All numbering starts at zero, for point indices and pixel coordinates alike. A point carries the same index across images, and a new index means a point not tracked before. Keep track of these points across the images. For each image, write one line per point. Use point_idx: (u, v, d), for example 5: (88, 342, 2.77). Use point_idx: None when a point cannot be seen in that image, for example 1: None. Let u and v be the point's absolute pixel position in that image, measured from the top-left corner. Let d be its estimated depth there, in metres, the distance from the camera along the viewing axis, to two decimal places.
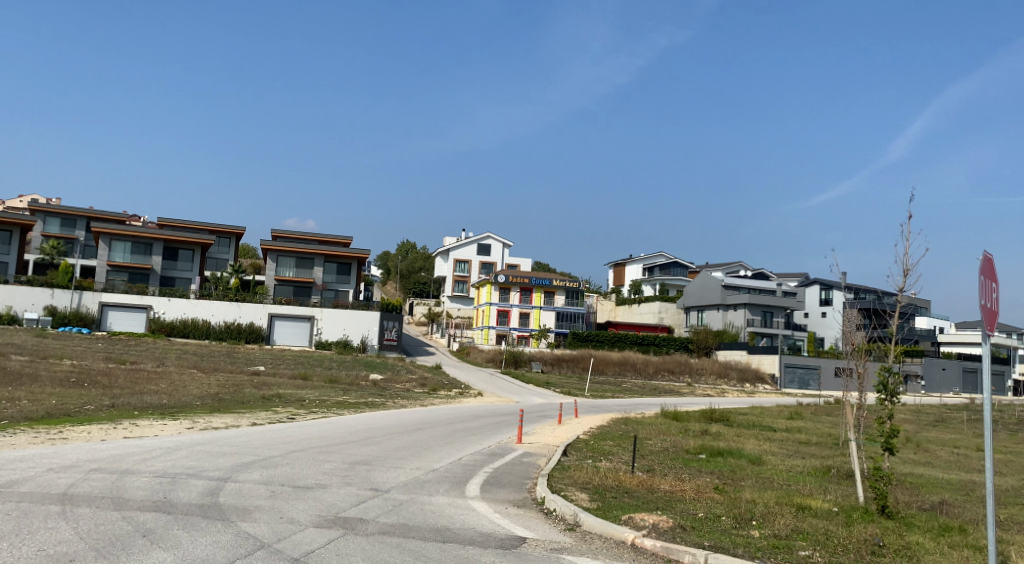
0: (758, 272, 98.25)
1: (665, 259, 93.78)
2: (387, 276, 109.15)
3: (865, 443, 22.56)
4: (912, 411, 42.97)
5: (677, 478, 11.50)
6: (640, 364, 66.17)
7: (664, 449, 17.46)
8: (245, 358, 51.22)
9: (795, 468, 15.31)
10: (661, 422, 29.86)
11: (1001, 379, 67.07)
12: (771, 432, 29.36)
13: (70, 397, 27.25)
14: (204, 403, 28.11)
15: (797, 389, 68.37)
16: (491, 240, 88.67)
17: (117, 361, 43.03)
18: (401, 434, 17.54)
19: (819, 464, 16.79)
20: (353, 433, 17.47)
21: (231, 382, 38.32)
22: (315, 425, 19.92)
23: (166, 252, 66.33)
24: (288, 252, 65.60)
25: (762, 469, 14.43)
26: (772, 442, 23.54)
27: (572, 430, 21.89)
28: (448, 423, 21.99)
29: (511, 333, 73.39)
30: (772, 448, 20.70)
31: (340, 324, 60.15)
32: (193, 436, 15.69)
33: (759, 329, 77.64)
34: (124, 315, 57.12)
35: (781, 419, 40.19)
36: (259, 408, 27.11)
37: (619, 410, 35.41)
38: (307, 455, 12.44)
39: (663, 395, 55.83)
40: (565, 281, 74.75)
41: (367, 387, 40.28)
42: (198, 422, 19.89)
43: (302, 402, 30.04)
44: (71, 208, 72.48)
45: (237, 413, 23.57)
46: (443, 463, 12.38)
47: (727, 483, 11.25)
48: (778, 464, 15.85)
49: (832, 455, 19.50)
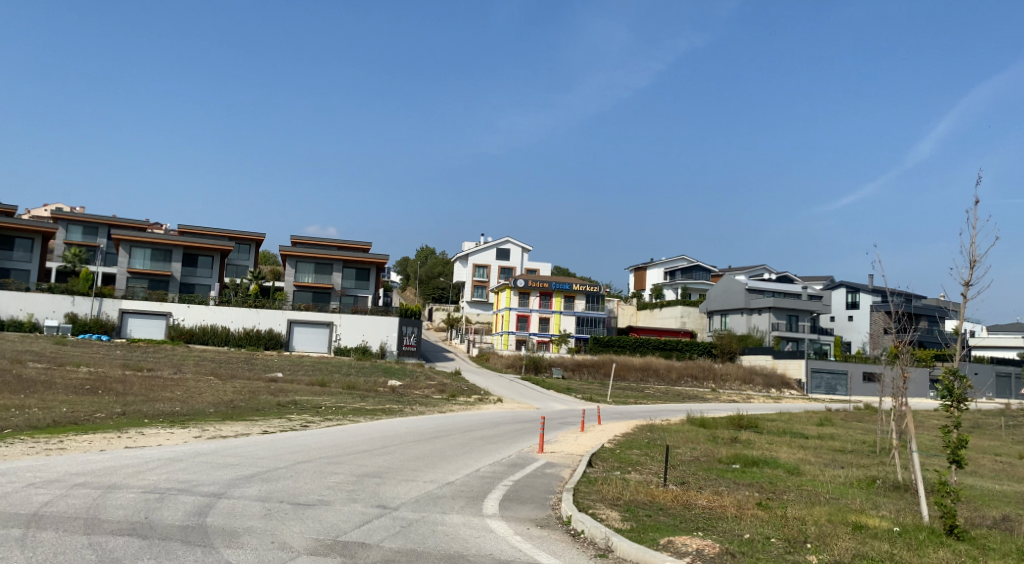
0: (782, 276, 96.84)
1: (687, 263, 92.56)
2: (406, 282, 108.59)
3: (905, 451, 21.48)
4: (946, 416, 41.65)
5: (716, 492, 10.57)
6: (662, 370, 65.05)
7: (694, 458, 16.49)
8: (263, 364, 50.62)
9: (836, 479, 14.33)
10: (686, 429, 28.83)
11: None
12: (803, 439, 28.27)
13: (81, 404, 26.60)
14: (218, 410, 27.40)
15: (824, 395, 66.96)
16: (510, 245, 87.80)
17: (134, 368, 42.50)
18: (417, 443, 16.70)
19: (861, 474, 15.79)
20: (367, 442, 16.62)
21: (247, 388, 37.64)
22: (328, 433, 19.10)
23: (186, 259, 65.99)
24: (307, 258, 65.13)
25: (802, 480, 13.49)
26: (805, 450, 22.53)
27: (594, 437, 20.91)
28: (466, 430, 21.13)
29: (530, 339, 72.46)
30: (807, 456, 19.71)
31: (359, 330, 59.47)
32: (198, 445, 14.90)
33: (783, 333, 76.38)
34: (145, 322, 56.74)
35: (810, 425, 39.01)
36: (273, 414, 26.36)
37: (643, 417, 34.42)
38: (314, 467, 11.63)
39: (687, 401, 54.73)
40: (585, 285, 73.67)
41: (385, 393, 39.50)
42: (207, 430, 19.14)
43: (318, 409, 29.27)
44: (93, 217, 72.36)
45: (248, 421, 22.80)
46: (459, 476, 11.49)
47: (771, 498, 10.32)
48: (816, 475, 14.84)
49: (872, 465, 18.46)
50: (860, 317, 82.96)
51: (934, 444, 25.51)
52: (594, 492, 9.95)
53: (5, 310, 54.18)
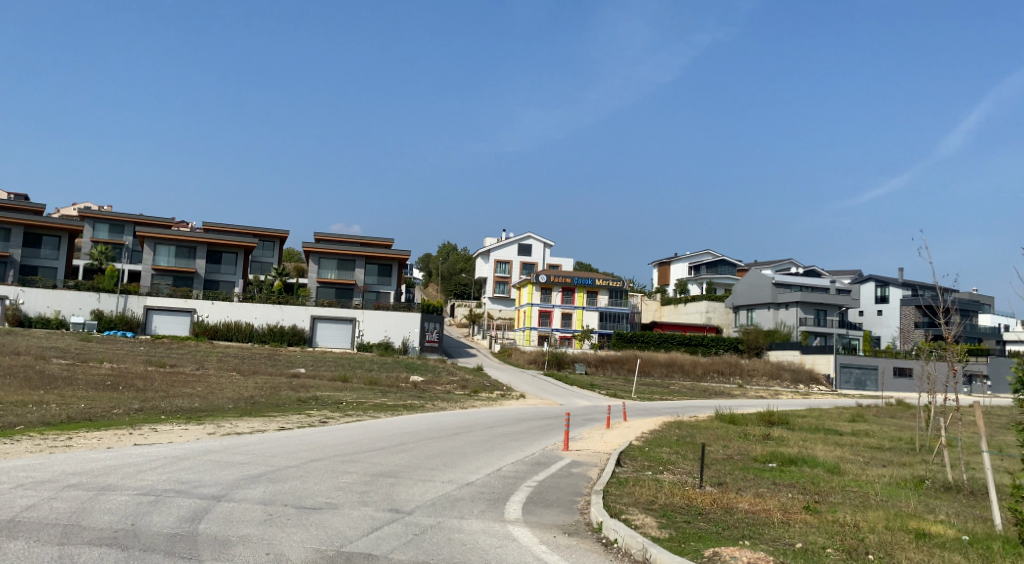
0: (809, 270, 95.48)
1: (712, 257, 91.29)
2: (429, 278, 108.06)
3: (947, 449, 20.66)
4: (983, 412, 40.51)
5: (757, 495, 9.84)
6: (688, 365, 64.09)
7: (728, 457, 15.75)
8: (285, 360, 50.26)
9: (881, 478, 13.57)
10: (715, 426, 28.01)
11: None
12: (838, 436, 27.45)
13: (99, 400, 26.11)
14: (236, 406, 26.87)
15: (853, 391, 65.72)
16: (533, 240, 86.99)
17: (157, 365, 42.20)
18: (437, 440, 16.04)
19: (906, 473, 14.98)
20: (385, 439, 15.95)
21: (268, 384, 37.23)
22: (346, 430, 18.49)
23: (210, 256, 65.82)
24: (330, 254, 64.75)
25: (845, 481, 12.72)
26: (842, 448, 21.74)
27: (621, 435, 20.13)
28: (489, 427, 20.49)
29: (554, 334, 71.72)
30: (846, 455, 18.91)
31: (382, 326, 59.02)
32: (213, 442, 14.31)
33: (811, 328, 75.20)
34: (169, 318, 56.56)
35: (842, 422, 38.02)
36: (293, 410, 25.78)
37: (670, 413, 33.60)
38: (327, 466, 10.93)
39: (713, 397, 53.84)
40: (609, 281, 72.76)
41: (407, 389, 38.92)
42: (223, 427, 18.55)
43: (338, 405, 28.67)
44: (118, 214, 72.34)
45: (266, 417, 22.23)
46: (480, 476, 10.76)
47: (820, 500, 9.57)
48: (858, 474, 14.06)
49: (913, 464, 17.63)
50: (890, 311, 81.54)
51: (975, 441, 24.62)
52: (628, 495, 9.24)
53: (32, 307, 54.19)
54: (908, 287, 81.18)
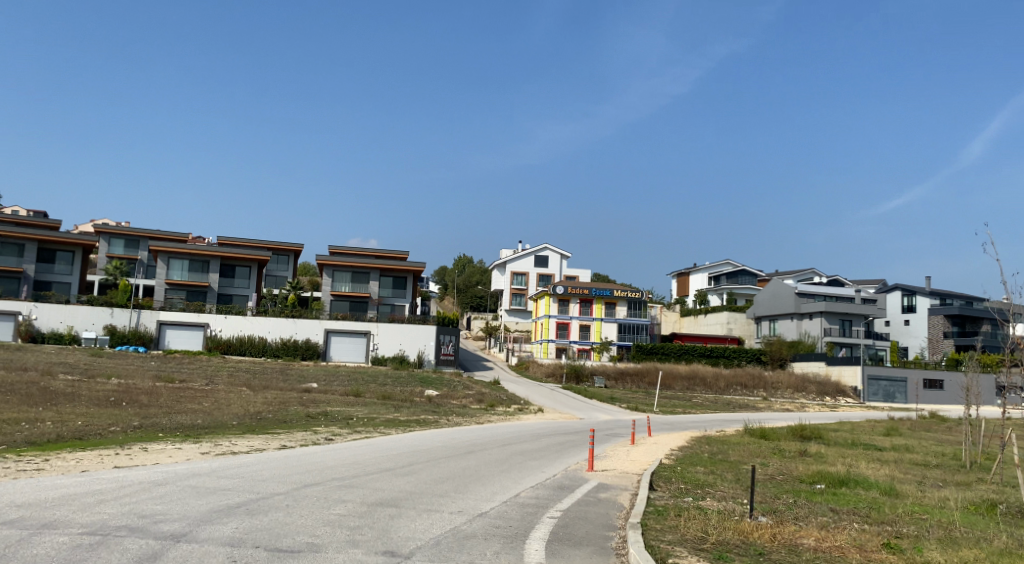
0: (831, 279, 93.81)
1: (732, 267, 89.61)
2: (445, 291, 106.82)
3: (997, 468, 19.34)
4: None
5: (821, 528, 8.48)
6: (710, 378, 62.40)
7: (771, 478, 14.44)
8: (298, 374, 49.01)
9: (946, 503, 12.22)
10: (746, 441, 26.58)
11: None
12: (878, 453, 26.19)
13: (100, 415, 24.77)
14: (242, 421, 25.46)
15: (881, 403, 63.86)
16: (549, 251, 85.61)
17: (166, 379, 40.95)
18: (449, 460, 14.65)
19: (968, 495, 13.60)
20: (391, 459, 14.55)
21: (279, 399, 35.94)
22: (351, 449, 17.11)
23: (224, 269, 64.83)
24: (344, 267, 63.62)
25: (910, 507, 11.38)
26: (884, 466, 20.38)
27: (649, 452, 18.68)
28: (505, 444, 19.09)
29: (571, 347, 70.23)
30: (894, 474, 17.55)
31: (397, 339, 57.83)
32: (203, 464, 12.94)
33: (836, 339, 73.37)
34: (183, 333, 55.51)
35: (876, 437, 36.55)
36: (300, 426, 24.37)
37: (697, 427, 32.12)
38: (324, 493, 9.63)
39: (738, 410, 52.26)
40: (627, 291, 71.23)
41: (422, 403, 37.60)
42: (221, 445, 17.19)
43: (348, 420, 27.30)
44: (134, 229, 71.41)
45: (271, 434, 20.86)
46: (495, 504, 9.40)
47: (899, 534, 8.24)
48: (919, 499, 12.64)
49: (968, 483, 16.24)
50: (917, 321, 79.63)
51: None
52: (672, 532, 7.92)
53: (44, 323, 53.23)
54: (935, 296, 79.28)
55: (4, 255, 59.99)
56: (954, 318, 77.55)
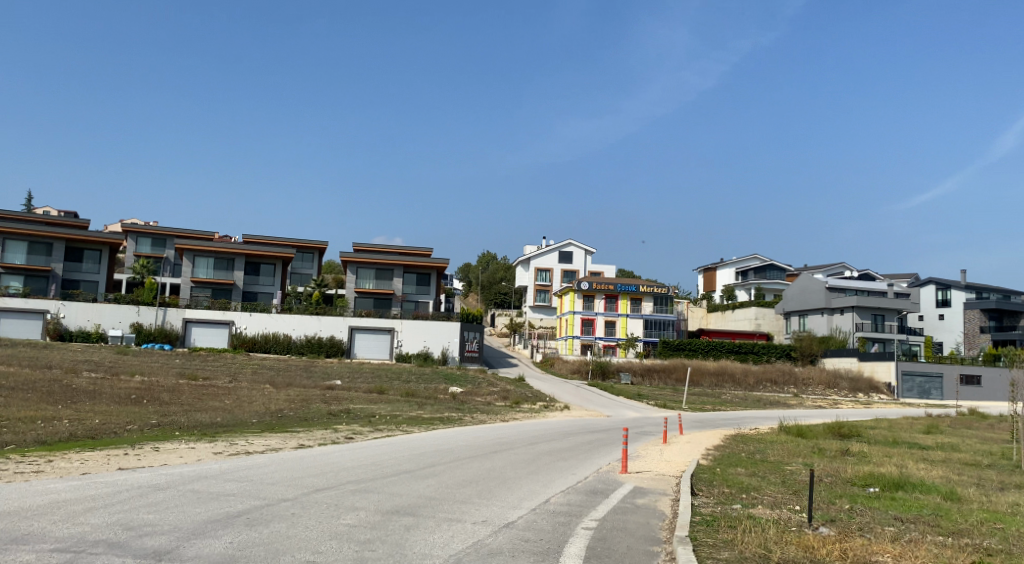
0: (863, 273, 92.13)
1: (760, 262, 88.03)
2: (469, 288, 105.91)
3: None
4: None
5: (887, 547, 7.66)
6: (739, 374, 61.10)
7: (820, 480, 13.88)
8: (322, 371, 48.39)
9: (1011, 511, 11.68)
10: (782, 440, 25.47)
11: None
12: (921, 452, 25.23)
13: (117, 412, 24.04)
14: (262, 419, 24.67)
15: (916, 399, 62.22)
16: (574, 247, 84.53)
17: (190, 377, 40.41)
18: (472, 461, 13.78)
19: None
20: (412, 459, 13.73)
21: (301, 396, 35.22)
22: (370, 448, 16.25)
23: (248, 267, 64.41)
24: (368, 264, 63.01)
25: (975, 516, 10.87)
26: (929, 467, 19.44)
27: (682, 452, 17.66)
28: (531, 443, 18.19)
29: (597, 343, 69.14)
30: (945, 478, 16.64)
31: (421, 335, 57.09)
32: (212, 464, 12.16)
33: (869, 334, 71.76)
34: (208, 331, 55.08)
35: (916, 435, 35.26)
36: (321, 424, 23.54)
37: (730, 424, 31.02)
38: (338, 498, 8.82)
39: (769, 407, 50.99)
40: (653, 287, 70.05)
41: (445, 401, 36.77)
42: (235, 445, 16.35)
43: (369, 418, 26.48)
44: (161, 228, 71.15)
45: (288, 433, 20.01)
46: (523, 512, 8.57)
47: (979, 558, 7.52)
48: (981, 506, 12.04)
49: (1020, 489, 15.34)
50: (952, 315, 77.82)
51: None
52: (728, 555, 6.93)
53: (71, 321, 53.01)
54: (971, 290, 77.36)
55: (32, 254, 59.85)
56: (990, 313, 76.10)
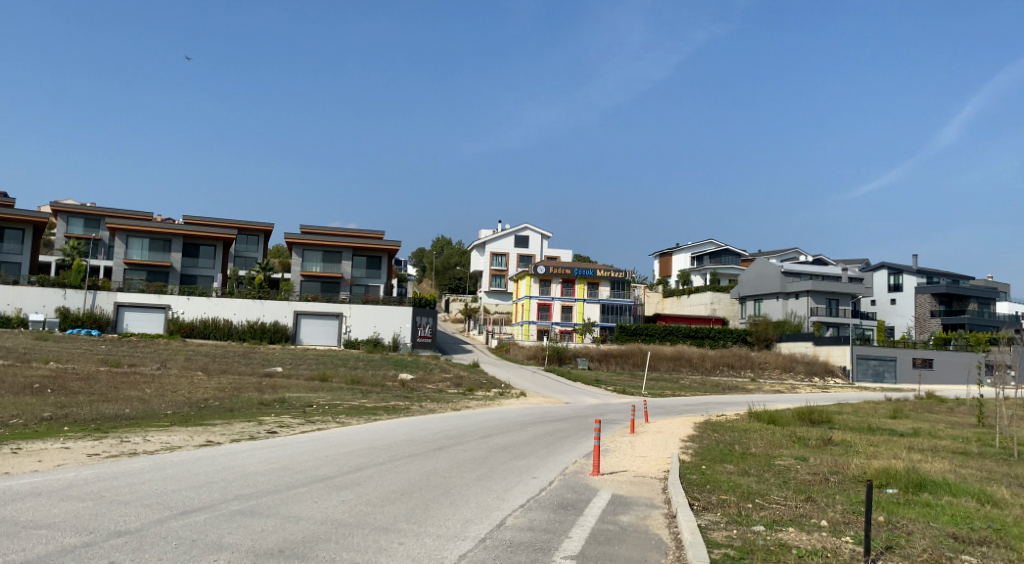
0: (816, 259, 91.39)
1: (716, 247, 86.50)
2: (423, 273, 102.92)
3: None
4: None
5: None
6: (696, 359, 59.27)
7: (825, 482, 11.69)
8: (261, 358, 45.30)
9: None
10: (756, 428, 23.33)
11: None
12: (896, 440, 23.40)
13: (9, 404, 20.78)
14: (181, 410, 21.63)
15: (871, 383, 61.00)
16: (530, 231, 82.04)
17: (112, 363, 37.07)
18: (410, 463, 11.15)
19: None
20: (332, 463, 11.04)
21: (233, 385, 32.09)
22: (293, 447, 13.45)
23: (186, 249, 60.65)
24: (314, 245, 59.78)
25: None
26: (916, 460, 17.46)
27: (658, 445, 15.30)
28: (483, 437, 15.53)
29: (553, 329, 66.81)
30: (945, 474, 14.65)
31: (370, 321, 54.16)
32: (66, 473, 9.38)
33: (824, 318, 70.50)
34: (141, 316, 51.43)
35: (886, 420, 33.54)
36: (248, 416, 20.58)
37: (696, 411, 28.97)
38: (207, 528, 6.47)
39: (728, 392, 49.22)
40: (610, 271, 68.13)
41: (393, 388, 34.10)
42: (126, 443, 13.35)
43: (305, 409, 23.61)
44: (94, 208, 66.78)
45: (203, 426, 17.07)
46: (469, 550, 6.15)
47: None
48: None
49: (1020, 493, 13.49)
50: (904, 300, 77.01)
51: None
52: None
53: None
54: (923, 275, 76.66)
55: None
56: (941, 297, 75.53)
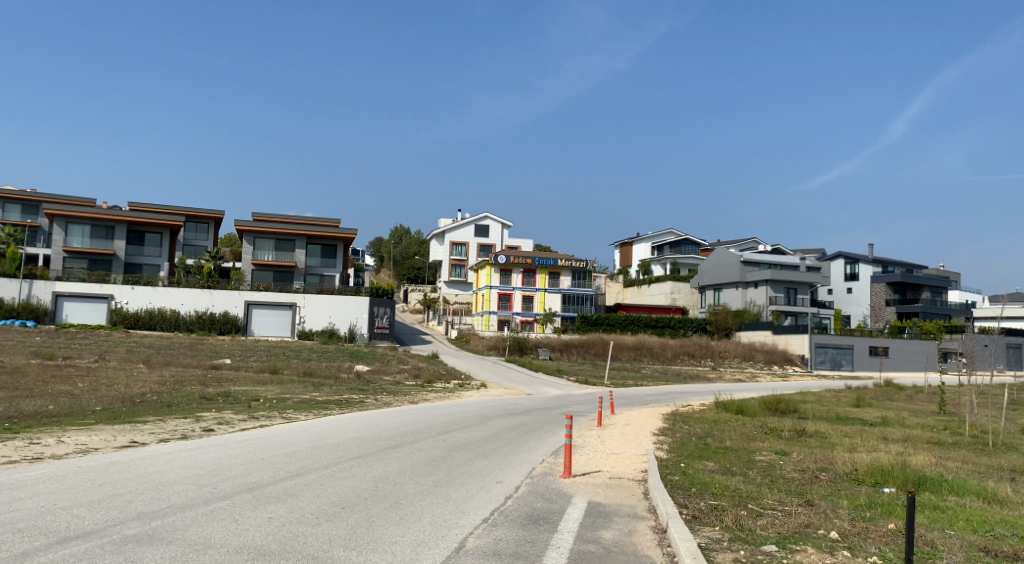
0: (774, 248, 91.39)
1: (675, 237, 85.89)
2: (381, 263, 101.13)
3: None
4: (1000, 408, 36.31)
5: None
6: (657, 348, 58.57)
7: (815, 481, 10.70)
8: (209, 350, 43.48)
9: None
10: (726, 418, 22.40)
11: None
12: (867, 430, 22.65)
13: None
14: (114, 405, 19.94)
15: (829, 371, 60.78)
16: (490, 220, 80.64)
17: (47, 356, 35.05)
18: (359, 467, 9.84)
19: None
20: (269, 467, 9.70)
21: (176, 378, 30.28)
22: (228, 448, 12.04)
23: (131, 236, 58.22)
24: (267, 234, 57.81)
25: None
26: (892, 452, 16.62)
27: (629, 440, 14.13)
28: (440, 434, 14.18)
29: (513, 319, 65.66)
30: (929, 468, 13.79)
31: (325, 311, 52.47)
32: None
33: (782, 307, 70.27)
34: (82, 306, 49.22)
35: (851, 409, 33.03)
36: (187, 412, 19.01)
37: (662, 401, 28.00)
38: None
39: (689, 381, 48.58)
40: (571, 261, 67.15)
41: (348, 381, 32.65)
42: (34, 445, 11.75)
43: (250, 402, 22.12)
44: (33, 194, 63.90)
45: (132, 424, 15.50)
46: None
47: None
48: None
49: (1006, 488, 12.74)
50: (860, 289, 77.13)
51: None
52: None
53: None
54: (878, 264, 76.89)
55: None
56: (896, 286, 75.82)
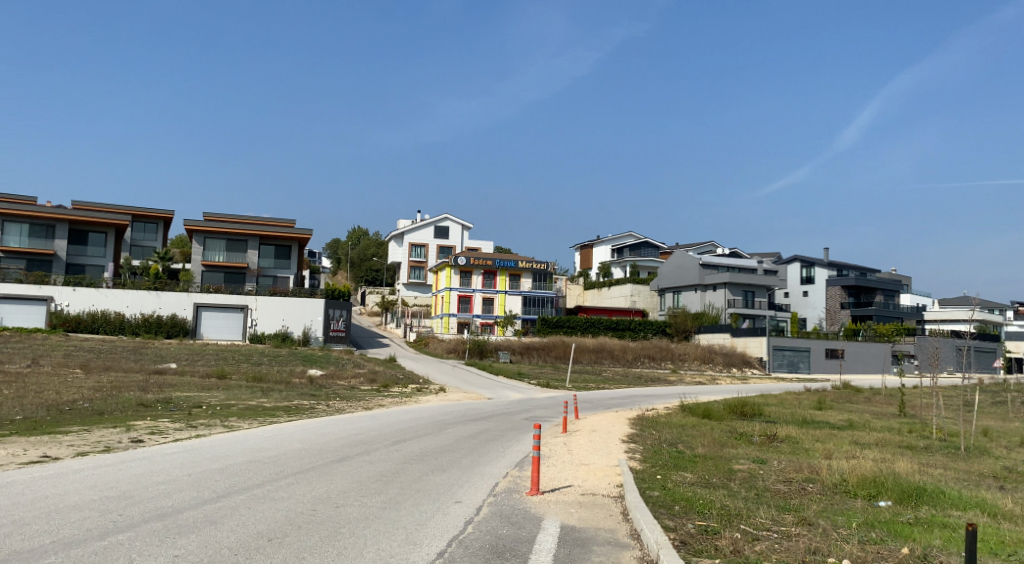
0: (732, 252, 91.43)
1: (635, 240, 85.38)
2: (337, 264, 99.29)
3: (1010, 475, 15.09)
4: (962, 411, 35.99)
5: None
6: (617, 351, 57.77)
7: (802, 494, 9.71)
8: (154, 354, 41.64)
9: None
10: (692, 422, 21.49)
11: (988, 356, 63.03)
12: (836, 435, 21.91)
13: None
14: (40, 413, 18.39)
15: (787, 373, 60.46)
16: (449, 222, 79.41)
17: None
18: (297, 486, 8.62)
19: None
20: (193, 487, 8.44)
21: (115, 384, 28.60)
22: (154, 462, 10.74)
23: (73, 236, 56.00)
24: (217, 234, 55.97)
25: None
26: (870, 457, 15.79)
27: (599, 449, 13.05)
28: (392, 443, 12.92)
29: (474, 321, 64.52)
30: (912, 476, 12.94)
31: (278, 313, 50.85)
32: None
33: (741, 310, 70.00)
34: (19, 309, 46.95)
35: (815, 412, 32.45)
36: (118, 420, 17.55)
37: (625, 405, 27.05)
38: None
39: (650, 384, 47.81)
40: (532, 263, 66.20)
41: (300, 386, 31.19)
42: None
43: (190, 410, 20.66)
44: None
45: (52, 435, 14.04)
46: None
47: None
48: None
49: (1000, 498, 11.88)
50: (815, 292, 77.31)
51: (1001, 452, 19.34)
52: None
53: None
54: (834, 268, 77.11)
55: None
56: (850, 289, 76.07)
